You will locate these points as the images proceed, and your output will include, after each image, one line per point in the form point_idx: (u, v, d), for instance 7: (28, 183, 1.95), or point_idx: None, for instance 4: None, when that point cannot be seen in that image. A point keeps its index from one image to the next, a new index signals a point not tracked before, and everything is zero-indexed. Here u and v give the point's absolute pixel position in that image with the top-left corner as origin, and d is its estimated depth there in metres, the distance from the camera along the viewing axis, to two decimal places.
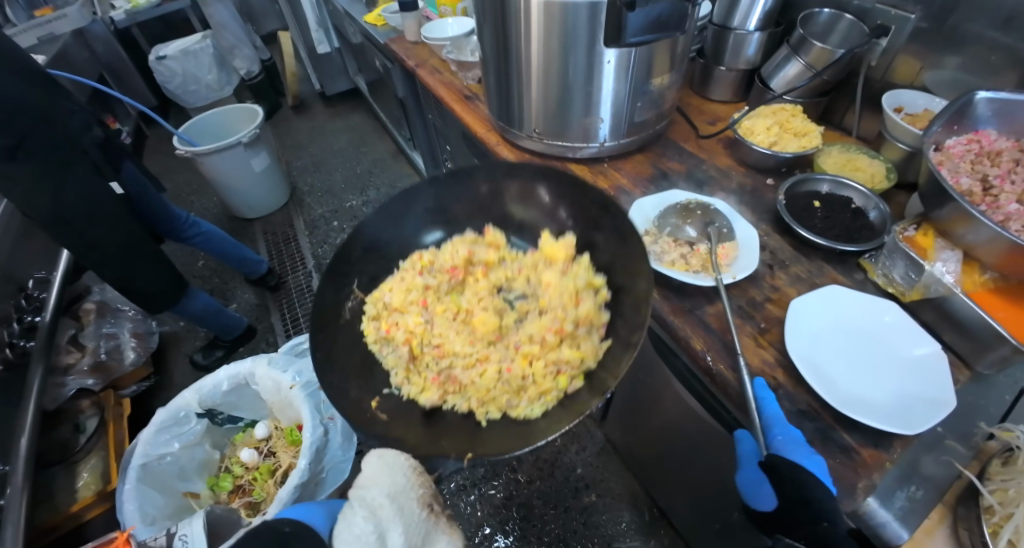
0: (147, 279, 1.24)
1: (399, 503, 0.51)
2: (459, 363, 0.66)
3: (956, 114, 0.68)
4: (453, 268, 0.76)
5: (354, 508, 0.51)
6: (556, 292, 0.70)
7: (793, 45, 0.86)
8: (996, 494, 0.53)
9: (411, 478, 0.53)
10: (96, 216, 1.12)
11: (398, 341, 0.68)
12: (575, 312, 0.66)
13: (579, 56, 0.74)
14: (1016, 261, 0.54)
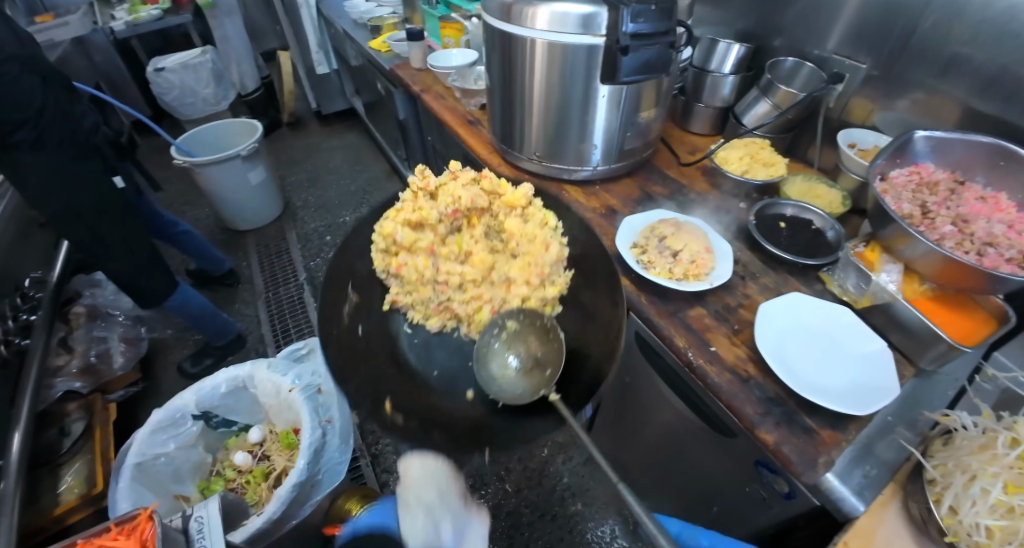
0: (143, 276, 1.27)
1: (445, 500, 0.67)
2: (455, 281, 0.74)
3: (898, 150, 0.80)
4: (452, 213, 0.77)
5: (410, 503, 0.67)
6: (528, 237, 0.75)
7: (762, 88, 0.99)
8: (939, 469, 0.60)
9: (451, 476, 0.68)
10: (103, 210, 1.17)
11: (407, 279, 0.73)
12: (549, 254, 0.72)
13: (577, 89, 0.84)
14: (948, 273, 0.64)
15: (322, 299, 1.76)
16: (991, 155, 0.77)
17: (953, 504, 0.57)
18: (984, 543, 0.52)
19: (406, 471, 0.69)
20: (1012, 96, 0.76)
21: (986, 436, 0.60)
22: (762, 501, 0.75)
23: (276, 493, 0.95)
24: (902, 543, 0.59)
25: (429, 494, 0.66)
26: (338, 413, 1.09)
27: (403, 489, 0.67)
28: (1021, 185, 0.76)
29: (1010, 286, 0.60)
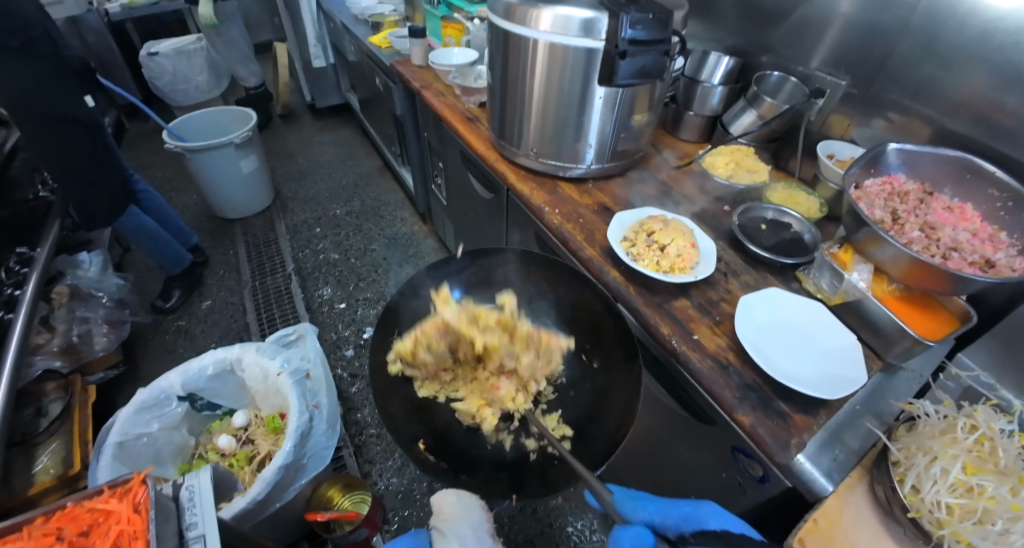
0: (95, 201, 1.39)
1: (477, 532, 0.83)
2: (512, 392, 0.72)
3: (871, 161, 0.86)
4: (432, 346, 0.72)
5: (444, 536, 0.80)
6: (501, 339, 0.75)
7: (749, 99, 1.04)
8: (903, 451, 0.66)
9: (480, 515, 0.87)
10: (62, 134, 1.29)
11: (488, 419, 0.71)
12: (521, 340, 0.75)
13: (576, 90, 0.88)
14: (914, 273, 0.71)
15: (309, 291, 1.75)
16: (957, 169, 0.84)
17: (915, 483, 0.63)
18: (944, 519, 0.59)
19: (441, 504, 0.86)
20: (978, 117, 0.83)
21: (945, 423, 0.67)
22: (738, 487, 0.79)
23: (263, 473, 0.96)
24: (868, 521, 0.64)
25: (463, 524, 0.82)
26: (325, 398, 1.10)
27: (438, 520, 0.83)
28: (984, 197, 0.83)
29: (969, 285, 0.67)
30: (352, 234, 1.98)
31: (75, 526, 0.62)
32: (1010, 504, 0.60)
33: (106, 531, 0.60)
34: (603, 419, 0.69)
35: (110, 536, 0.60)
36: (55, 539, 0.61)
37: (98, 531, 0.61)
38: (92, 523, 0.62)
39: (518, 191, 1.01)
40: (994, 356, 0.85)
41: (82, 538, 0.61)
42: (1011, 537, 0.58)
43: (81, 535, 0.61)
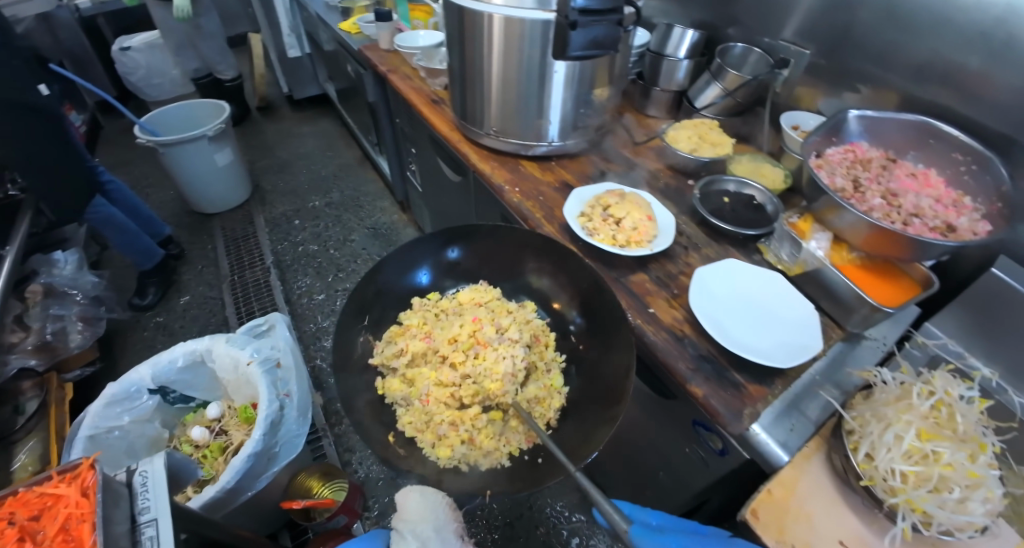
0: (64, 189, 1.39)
1: (441, 534, 0.72)
2: (502, 381, 0.69)
3: (833, 129, 0.85)
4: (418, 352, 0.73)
5: (403, 535, 0.71)
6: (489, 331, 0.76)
7: (713, 72, 1.03)
8: (857, 419, 0.64)
9: (448, 514, 0.75)
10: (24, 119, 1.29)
11: (472, 436, 0.65)
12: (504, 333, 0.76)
13: (534, 66, 0.86)
14: (872, 239, 0.70)
15: (288, 283, 1.74)
16: (919, 134, 0.83)
17: (869, 451, 0.61)
18: (898, 487, 0.57)
19: (406, 498, 0.75)
20: (943, 81, 0.82)
21: (901, 389, 0.65)
22: (702, 461, 0.79)
23: (231, 463, 0.95)
24: (823, 492, 0.63)
25: (427, 525, 0.71)
26: (296, 387, 1.10)
27: (400, 521, 0.72)
28: (948, 161, 0.82)
29: (926, 249, 0.66)
30: (331, 225, 1.96)
31: (27, 511, 0.62)
32: (966, 470, 0.58)
33: (55, 515, 0.61)
34: (589, 414, 0.65)
35: (59, 519, 0.60)
36: (7, 523, 0.62)
37: (48, 515, 0.62)
38: (43, 507, 0.63)
39: (480, 171, 0.99)
40: (965, 326, 0.84)
41: (34, 521, 0.62)
42: (969, 506, 0.56)
43: (32, 519, 0.62)
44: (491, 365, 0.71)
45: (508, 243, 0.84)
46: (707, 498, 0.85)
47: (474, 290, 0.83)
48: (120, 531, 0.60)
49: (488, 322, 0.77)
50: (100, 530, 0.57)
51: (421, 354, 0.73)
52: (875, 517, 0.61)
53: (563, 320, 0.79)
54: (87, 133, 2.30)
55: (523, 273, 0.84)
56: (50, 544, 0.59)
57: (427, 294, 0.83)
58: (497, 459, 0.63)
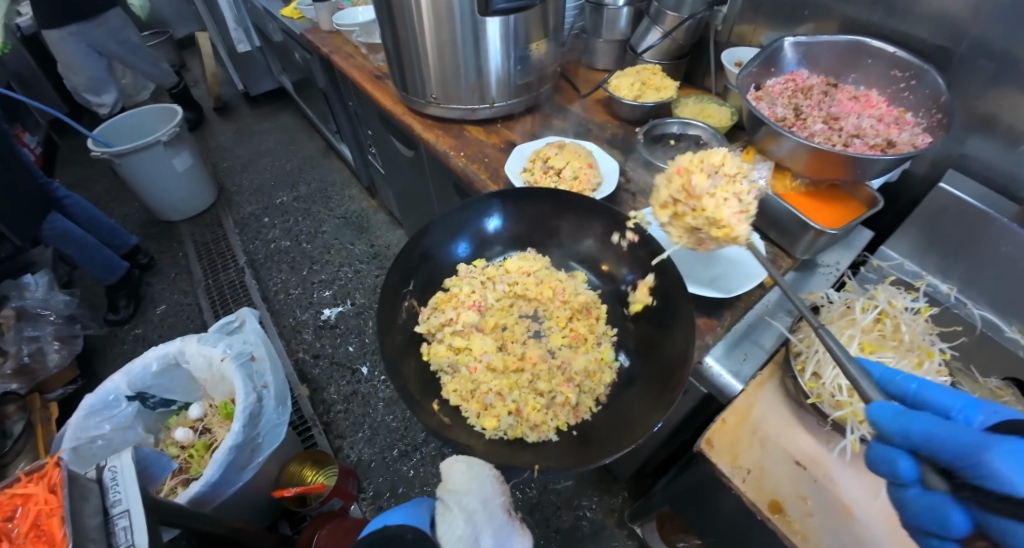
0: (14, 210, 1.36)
1: (489, 509, 0.61)
2: (733, 225, 0.57)
3: (769, 60, 0.84)
4: (467, 329, 0.74)
5: (449, 506, 0.60)
6: (701, 181, 0.59)
7: (652, 17, 1.01)
8: (804, 341, 0.64)
9: (495, 487, 0.64)
10: None
11: (518, 411, 0.65)
12: (717, 172, 0.60)
13: (465, 27, 0.83)
14: (814, 164, 0.70)
15: (264, 280, 1.73)
16: (857, 55, 0.82)
17: (816, 370, 0.61)
18: (844, 401, 0.58)
19: (452, 469, 0.65)
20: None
21: (844, 305, 0.66)
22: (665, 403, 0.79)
23: (214, 457, 0.96)
24: (778, 415, 0.63)
25: (473, 497, 0.61)
26: (273, 378, 1.10)
27: (444, 491, 0.63)
28: (887, 80, 0.81)
29: (868, 166, 0.65)
30: (301, 219, 1.94)
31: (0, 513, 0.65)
32: (912, 378, 0.59)
33: (26, 512, 0.63)
34: (649, 383, 0.64)
35: (30, 516, 0.63)
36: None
37: (20, 513, 0.64)
38: (14, 507, 0.65)
39: (426, 141, 0.99)
40: (917, 245, 0.83)
41: (8, 522, 0.64)
42: None
43: (6, 519, 0.65)
44: (714, 214, 0.57)
45: (562, 209, 0.79)
46: (676, 436, 0.87)
47: (522, 258, 0.82)
48: (94, 524, 0.63)
49: (696, 167, 0.61)
50: (70, 523, 0.60)
51: (470, 322, 0.75)
52: (830, 434, 0.61)
53: (615, 279, 0.77)
54: (42, 154, 2.25)
55: (534, 224, 0.82)
56: (25, 539, 0.61)
57: (472, 261, 0.81)
58: (544, 432, 0.63)
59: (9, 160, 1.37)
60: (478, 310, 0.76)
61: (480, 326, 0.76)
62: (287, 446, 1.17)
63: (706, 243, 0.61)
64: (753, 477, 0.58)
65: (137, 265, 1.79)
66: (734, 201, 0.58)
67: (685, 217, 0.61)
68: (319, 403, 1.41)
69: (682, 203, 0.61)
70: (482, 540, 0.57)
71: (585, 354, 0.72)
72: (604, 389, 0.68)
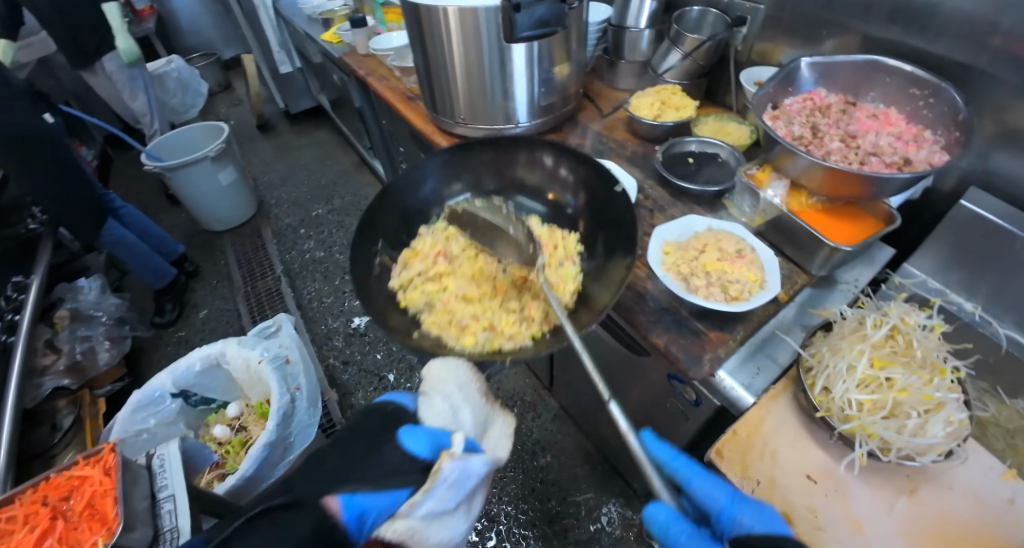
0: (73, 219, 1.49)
1: (467, 392, 0.61)
2: (725, 289, 0.67)
3: (786, 79, 0.86)
4: (434, 274, 0.76)
5: (429, 395, 0.60)
6: (689, 259, 0.72)
7: (672, 38, 1.04)
8: (815, 356, 0.65)
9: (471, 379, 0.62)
10: (26, 157, 1.38)
11: (494, 327, 0.68)
12: (705, 252, 0.72)
13: (492, 53, 0.89)
14: (829, 181, 0.71)
15: (298, 288, 1.82)
16: (875, 74, 0.84)
17: (826, 385, 0.61)
18: (852, 415, 0.58)
19: (426, 369, 0.63)
20: (894, 16, 0.82)
21: (858, 321, 0.66)
22: (681, 414, 0.81)
23: (249, 453, 1.02)
24: (789, 427, 0.64)
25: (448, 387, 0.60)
26: (305, 380, 1.17)
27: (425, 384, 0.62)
28: (906, 97, 0.82)
29: (883, 185, 0.67)
30: (334, 230, 2.04)
31: (59, 493, 0.73)
32: (921, 394, 0.58)
33: (82, 493, 0.71)
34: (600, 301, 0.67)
35: (87, 495, 0.71)
36: (41, 504, 0.73)
37: (76, 493, 0.73)
38: (71, 488, 0.73)
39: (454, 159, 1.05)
40: (940, 260, 0.82)
41: (63, 501, 0.73)
42: (928, 428, 0.56)
43: (63, 498, 0.73)
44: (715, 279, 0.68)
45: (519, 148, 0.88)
46: (693, 449, 0.87)
47: (479, 206, 0.86)
48: (141, 507, 0.69)
49: (688, 250, 0.73)
50: (121, 505, 0.67)
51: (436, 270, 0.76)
52: (842, 449, 0.62)
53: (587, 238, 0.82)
54: (99, 167, 2.44)
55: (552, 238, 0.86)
56: (80, 516, 0.69)
57: (432, 223, 0.85)
58: (521, 340, 0.65)
59: (71, 173, 1.50)
60: (444, 259, 0.78)
61: (450, 267, 0.77)
62: (315, 446, 1.22)
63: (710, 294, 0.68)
64: (764, 489, 0.59)
65: (182, 272, 1.91)
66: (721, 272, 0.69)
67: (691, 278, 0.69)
68: (346, 407, 1.47)
69: (687, 270, 0.71)
70: (463, 417, 0.59)
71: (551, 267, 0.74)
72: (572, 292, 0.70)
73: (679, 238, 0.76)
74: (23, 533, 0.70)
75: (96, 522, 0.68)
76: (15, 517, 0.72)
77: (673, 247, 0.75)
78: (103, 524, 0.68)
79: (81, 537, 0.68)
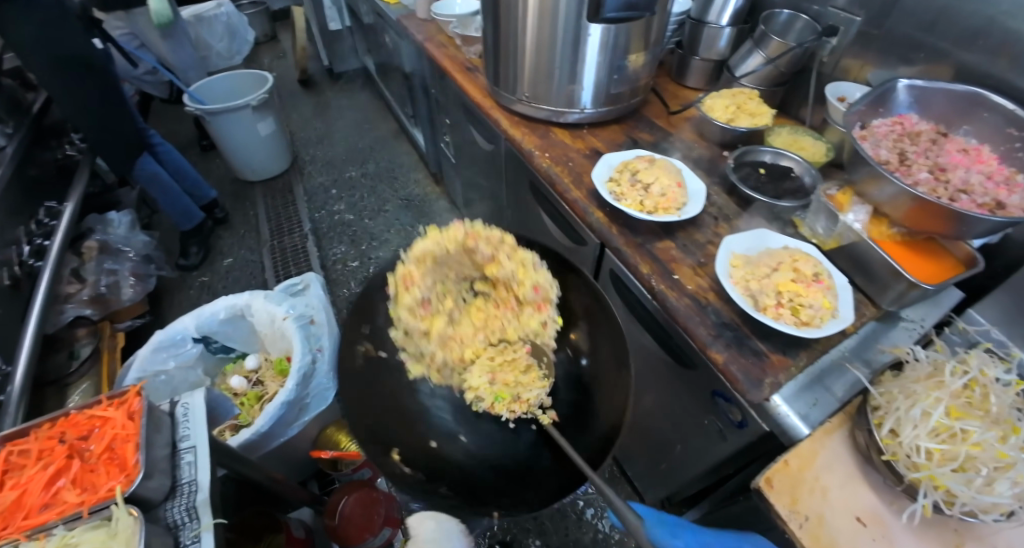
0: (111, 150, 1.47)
1: None
2: (800, 315, 0.64)
3: (878, 99, 0.81)
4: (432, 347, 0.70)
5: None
6: (764, 278, 0.68)
7: (756, 40, 1.00)
8: (884, 396, 0.61)
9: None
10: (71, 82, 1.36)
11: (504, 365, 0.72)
12: (782, 270, 0.68)
13: (567, 30, 0.84)
14: (917, 214, 0.66)
15: (324, 249, 1.81)
16: (975, 107, 0.78)
17: (894, 427, 0.58)
18: (921, 463, 0.54)
19: None
20: (1000, 50, 0.76)
21: (933, 366, 0.62)
22: (718, 433, 0.78)
23: (265, 408, 1.02)
24: (842, 465, 0.60)
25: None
26: (328, 342, 1.15)
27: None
28: (1002, 137, 0.76)
29: (974, 227, 0.62)
30: (366, 195, 2.02)
31: (76, 431, 0.68)
32: (996, 451, 0.54)
33: (103, 435, 0.67)
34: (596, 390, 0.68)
35: (106, 438, 0.66)
36: (58, 441, 0.67)
37: (96, 435, 0.68)
38: (91, 429, 0.69)
39: (511, 138, 1.02)
40: (1009, 312, 0.77)
41: (82, 441, 0.67)
42: (994, 487, 0.52)
43: (81, 438, 0.68)
44: (790, 301, 0.65)
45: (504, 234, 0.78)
46: (720, 470, 0.84)
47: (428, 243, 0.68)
48: (162, 455, 0.67)
49: (763, 267, 0.69)
50: (143, 452, 0.63)
51: (433, 339, 0.70)
52: (896, 496, 0.58)
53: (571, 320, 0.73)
54: (140, 102, 2.44)
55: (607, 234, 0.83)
56: (97, 460, 0.64)
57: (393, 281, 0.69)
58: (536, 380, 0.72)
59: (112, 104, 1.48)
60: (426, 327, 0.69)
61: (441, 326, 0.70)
62: (328, 409, 1.21)
63: (782, 312, 0.64)
64: (811, 526, 0.56)
65: (212, 217, 1.91)
66: (796, 295, 0.65)
67: (765, 298, 0.65)
68: None
69: (762, 290, 0.66)
70: None
71: (530, 320, 0.72)
72: (543, 378, 0.72)
73: (750, 255, 0.72)
74: (34, 470, 0.64)
75: (113, 467, 0.64)
76: (28, 451, 0.66)
77: (740, 260, 0.71)
78: (120, 472, 0.63)
79: (95, 483, 0.63)
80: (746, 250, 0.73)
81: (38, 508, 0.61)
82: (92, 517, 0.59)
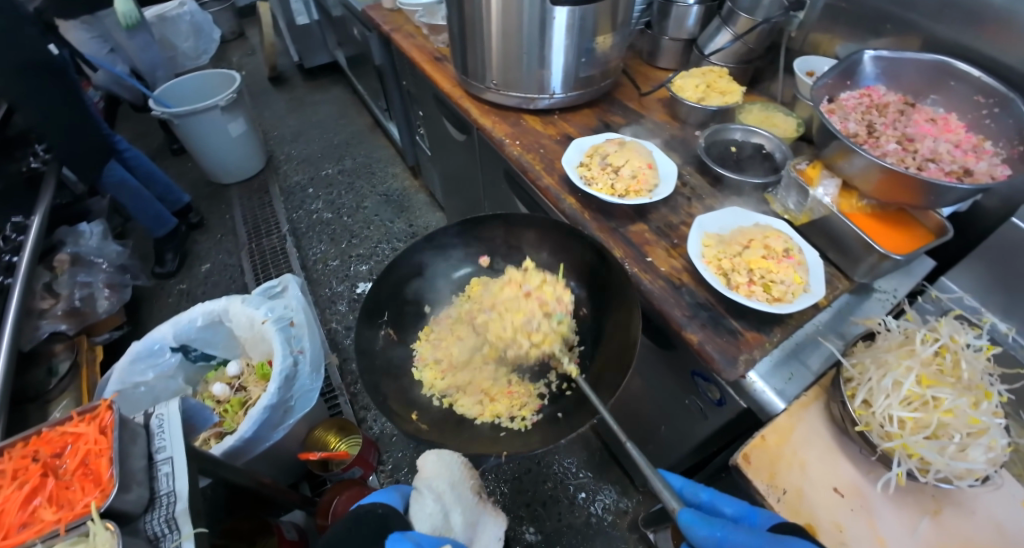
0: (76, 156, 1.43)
1: (456, 490, 0.77)
2: (771, 292, 0.64)
3: (846, 72, 0.81)
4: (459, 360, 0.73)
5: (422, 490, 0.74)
6: (733, 256, 0.68)
7: (724, 17, 0.99)
8: (857, 367, 0.62)
9: (461, 471, 0.81)
10: (30, 90, 1.31)
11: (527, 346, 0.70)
12: (751, 248, 0.68)
13: (532, 13, 0.82)
14: (885, 185, 0.66)
15: (304, 249, 1.79)
16: (942, 77, 0.78)
17: (866, 398, 0.59)
18: (894, 432, 0.55)
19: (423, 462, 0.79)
20: (967, 20, 0.76)
21: (904, 335, 0.63)
22: (699, 412, 0.79)
23: (247, 414, 1.00)
24: (820, 439, 0.61)
25: (441, 482, 0.76)
26: (309, 344, 1.14)
27: (417, 479, 0.77)
28: (970, 105, 0.76)
29: (942, 195, 0.62)
30: (345, 192, 1.99)
31: (49, 449, 0.66)
32: (967, 417, 0.55)
33: (76, 451, 0.65)
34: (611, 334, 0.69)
35: (79, 454, 0.65)
36: (32, 459, 0.66)
37: (69, 451, 0.66)
38: (64, 445, 0.67)
39: (482, 127, 1.00)
40: (977, 278, 0.78)
41: (56, 458, 0.66)
42: (968, 452, 0.53)
43: (55, 455, 0.66)
44: (760, 278, 0.65)
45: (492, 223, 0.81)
46: (703, 448, 0.85)
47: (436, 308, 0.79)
48: (139, 467, 0.65)
49: (733, 246, 0.69)
50: (117, 465, 0.62)
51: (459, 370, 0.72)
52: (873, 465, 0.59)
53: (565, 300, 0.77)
54: (105, 108, 2.37)
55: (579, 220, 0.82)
56: (72, 476, 0.63)
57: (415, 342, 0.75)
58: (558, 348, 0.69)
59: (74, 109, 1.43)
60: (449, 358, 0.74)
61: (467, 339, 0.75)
62: (314, 410, 1.20)
63: (753, 290, 0.65)
64: (790, 499, 0.57)
65: (187, 222, 1.87)
66: (766, 272, 0.65)
67: (737, 275, 0.66)
68: (346, 373, 1.45)
69: (734, 268, 0.67)
70: (452, 514, 0.73)
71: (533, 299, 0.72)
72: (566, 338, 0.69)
73: (721, 232, 0.72)
74: (10, 490, 0.63)
75: (89, 482, 0.62)
76: (5, 472, 0.65)
77: (713, 240, 0.71)
78: (95, 487, 0.62)
79: (71, 499, 0.61)
80: (717, 228, 0.73)
81: (16, 528, 0.60)
82: (70, 533, 0.57)
